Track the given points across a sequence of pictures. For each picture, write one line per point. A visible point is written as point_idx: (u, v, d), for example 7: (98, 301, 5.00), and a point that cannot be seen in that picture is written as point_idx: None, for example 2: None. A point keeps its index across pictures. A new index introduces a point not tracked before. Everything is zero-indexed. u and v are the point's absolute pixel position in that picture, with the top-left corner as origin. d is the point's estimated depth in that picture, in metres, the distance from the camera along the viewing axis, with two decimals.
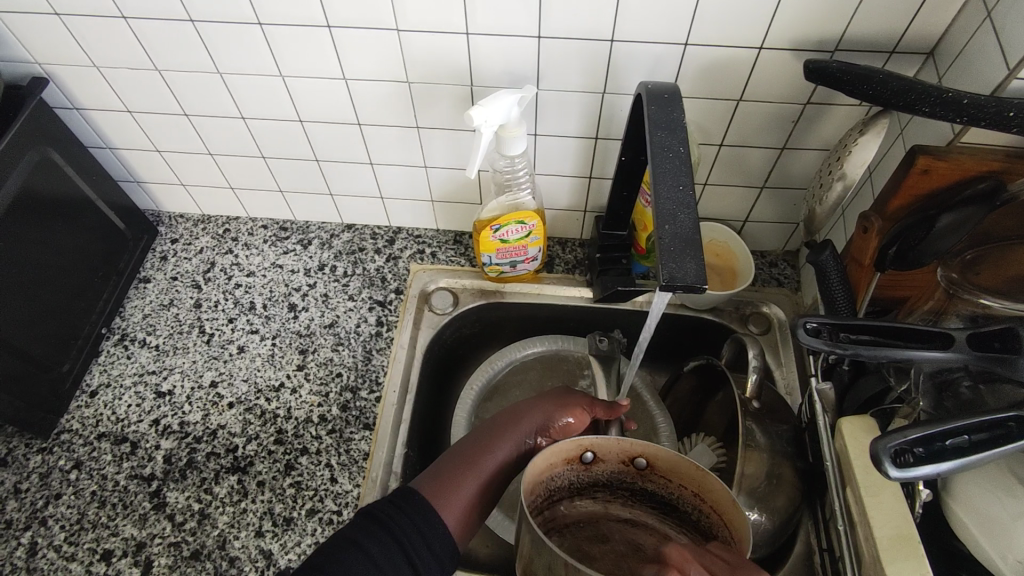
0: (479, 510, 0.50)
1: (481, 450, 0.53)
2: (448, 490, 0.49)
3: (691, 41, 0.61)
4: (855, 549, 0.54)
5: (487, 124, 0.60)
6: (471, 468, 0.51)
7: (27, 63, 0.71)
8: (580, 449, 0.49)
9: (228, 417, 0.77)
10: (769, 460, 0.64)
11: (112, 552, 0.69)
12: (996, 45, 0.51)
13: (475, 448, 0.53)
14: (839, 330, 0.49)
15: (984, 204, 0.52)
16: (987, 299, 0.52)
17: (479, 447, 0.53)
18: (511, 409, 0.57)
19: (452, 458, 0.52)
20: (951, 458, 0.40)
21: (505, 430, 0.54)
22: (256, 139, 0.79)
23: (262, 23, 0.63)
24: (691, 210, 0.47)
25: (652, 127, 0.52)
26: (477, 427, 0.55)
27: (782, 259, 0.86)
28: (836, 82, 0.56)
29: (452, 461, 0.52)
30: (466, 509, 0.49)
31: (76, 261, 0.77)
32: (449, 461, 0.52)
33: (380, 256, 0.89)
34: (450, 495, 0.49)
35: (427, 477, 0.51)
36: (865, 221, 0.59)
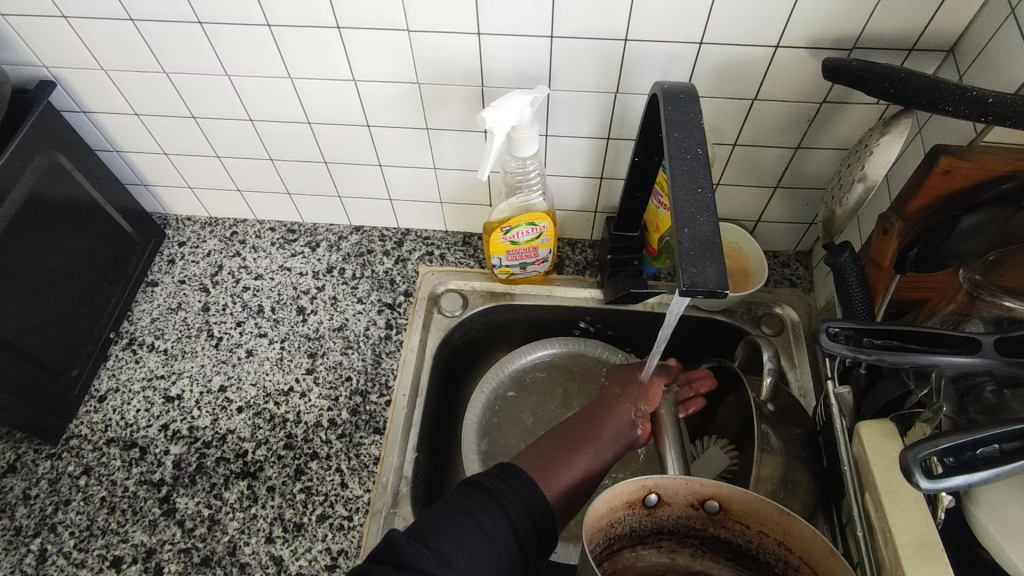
0: (581, 488, 0.54)
1: (581, 437, 0.58)
2: (554, 465, 0.54)
3: (706, 40, 0.60)
4: (875, 556, 0.53)
5: (500, 126, 0.59)
6: (575, 450, 0.56)
7: (34, 66, 0.70)
8: (644, 491, 0.51)
9: (238, 422, 0.77)
10: (785, 464, 0.64)
11: (122, 558, 0.68)
12: (1020, 42, 0.50)
13: (576, 434, 0.58)
14: (863, 335, 0.48)
15: (1011, 204, 0.50)
16: (1012, 300, 0.51)
17: (579, 436, 0.58)
18: (600, 405, 0.62)
19: (552, 442, 0.57)
20: (983, 468, 0.39)
21: (598, 422, 0.60)
22: (264, 141, 0.78)
23: (271, 25, 0.63)
24: (711, 212, 0.46)
25: (668, 128, 0.51)
26: (564, 421, 0.60)
27: (795, 260, 0.85)
28: (856, 81, 0.55)
29: (554, 443, 0.57)
30: (570, 486, 0.54)
31: (84, 266, 0.77)
32: (550, 445, 0.57)
33: (388, 258, 0.88)
34: (556, 470, 0.54)
35: (529, 456, 0.55)
36: (886, 223, 0.58)
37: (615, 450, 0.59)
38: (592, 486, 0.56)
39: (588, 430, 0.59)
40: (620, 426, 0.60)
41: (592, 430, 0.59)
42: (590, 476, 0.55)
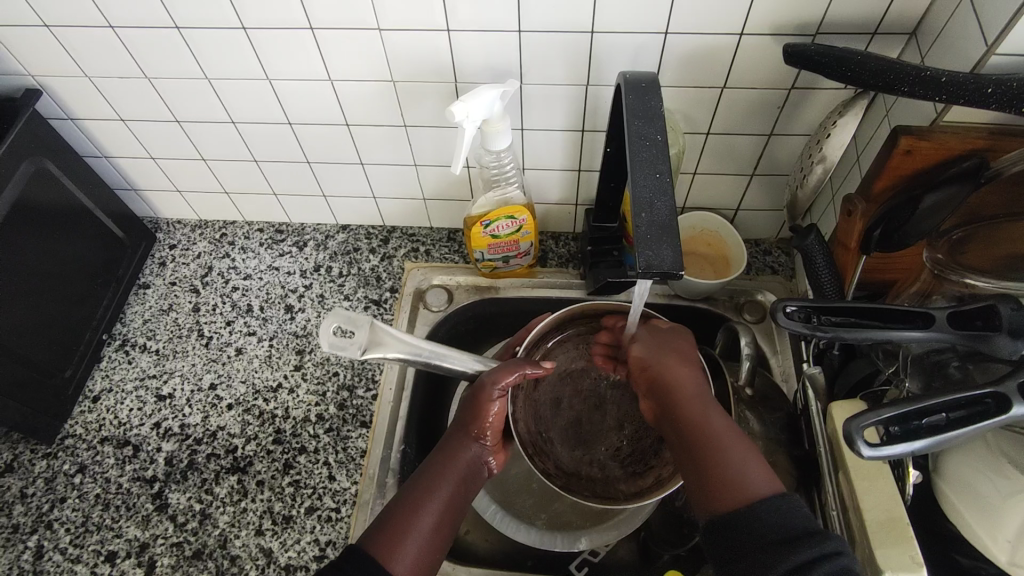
0: (430, 551, 0.52)
1: (423, 492, 0.55)
2: (395, 542, 0.51)
3: (671, 30, 0.61)
4: (847, 534, 0.54)
5: (469, 119, 0.60)
6: (415, 514, 0.53)
7: (21, 75, 0.72)
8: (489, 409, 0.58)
9: (228, 419, 0.78)
10: (764, 447, 0.65)
11: (117, 553, 0.70)
12: (974, 22, 0.51)
13: (414, 492, 0.55)
14: (821, 313, 0.49)
15: (968, 182, 0.52)
16: (973, 279, 0.51)
17: (418, 490, 0.55)
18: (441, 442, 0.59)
19: (395, 507, 0.54)
20: (923, 437, 0.40)
21: (439, 464, 0.57)
22: (247, 142, 0.80)
23: (245, 28, 0.64)
24: (669, 197, 0.47)
25: (629, 116, 0.52)
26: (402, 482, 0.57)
27: (776, 247, 0.86)
28: (816, 65, 0.56)
29: (394, 510, 0.54)
30: (417, 554, 0.51)
31: (76, 269, 0.79)
32: (391, 512, 0.53)
33: (374, 256, 0.90)
34: (397, 548, 0.51)
35: (371, 532, 0.52)
36: (850, 205, 0.60)
37: (457, 497, 0.56)
38: (443, 538, 0.54)
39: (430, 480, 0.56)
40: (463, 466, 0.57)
41: (438, 477, 0.56)
42: (438, 532, 0.53)
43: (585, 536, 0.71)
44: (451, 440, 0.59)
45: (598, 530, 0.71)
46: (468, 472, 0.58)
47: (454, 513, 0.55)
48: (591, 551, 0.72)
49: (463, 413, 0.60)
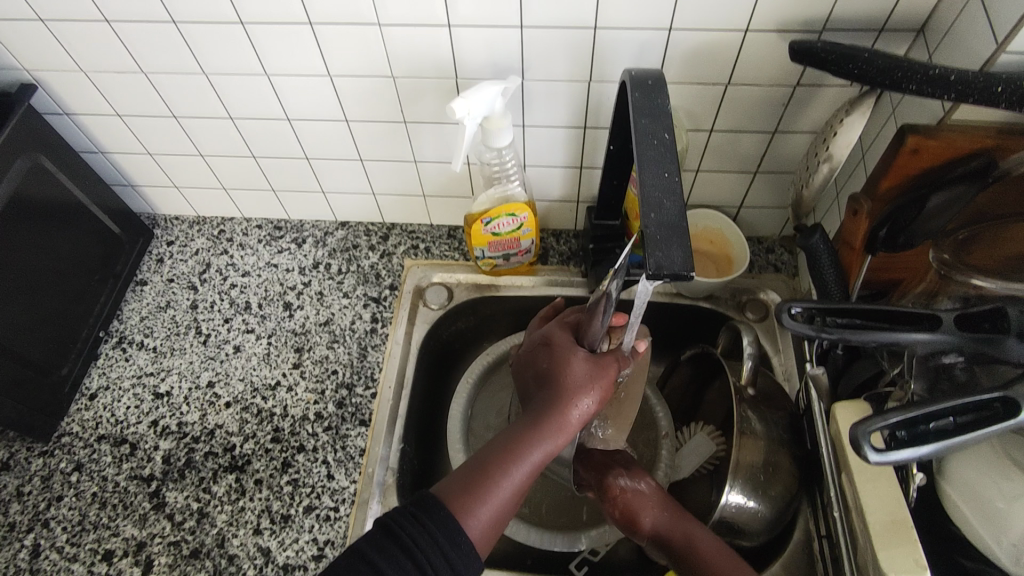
0: (506, 517, 0.47)
1: (516, 455, 0.48)
2: (476, 505, 0.46)
3: (675, 26, 0.60)
4: (850, 536, 0.53)
5: (471, 116, 0.60)
6: (502, 477, 0.47)
7: (16, 69, 0.71)
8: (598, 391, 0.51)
9: (226, 417, 0.77)
10: (766, 448, 0.63)
11: (113, 552, 0.69)
12: (985, 19, 0.50)
13: (511, 448, 0.48)
14: (827, 315, 0.48)
15: (975, 182, 0.51)
16: (980, 279, 0.51)
17: (514, 448, 0.48)
18: (552, 392, 0.51)
19: (481, 462, 0.48)
20: (931, 441, 0.40)
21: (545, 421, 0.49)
22: (245, 138, 0.79)
23: (244, 23, 0.63)
24: (675, 196, 0.46)
25: (635, 114, 0.51)
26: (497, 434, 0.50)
27: (779, 245, 0.85)
28: (823, 62, 0.55)
29: (483, 464, 0.48)
30: (490, 525, 0.46)
31: (72, 265, 0.78)
32: (477, 464, 0.48)
33: (374, 253, 0.89)
34: (474, 506, 0.46)
35: (453, 484, 0.47)
36: (856, 203, 0.60)
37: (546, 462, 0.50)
38: (516, 503, 0.49)
39: (526, 439, 0.49)
40: (572, 430, 0.50)
41: (542, 438, 0.49)
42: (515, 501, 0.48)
43: (585, 535, 0.71)
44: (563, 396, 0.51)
45: (599, 530, 0.71)
46: (572, 435, 0.51)
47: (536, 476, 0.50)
48: (591, 550, 0.72)
49: (577, 374, 0.51)
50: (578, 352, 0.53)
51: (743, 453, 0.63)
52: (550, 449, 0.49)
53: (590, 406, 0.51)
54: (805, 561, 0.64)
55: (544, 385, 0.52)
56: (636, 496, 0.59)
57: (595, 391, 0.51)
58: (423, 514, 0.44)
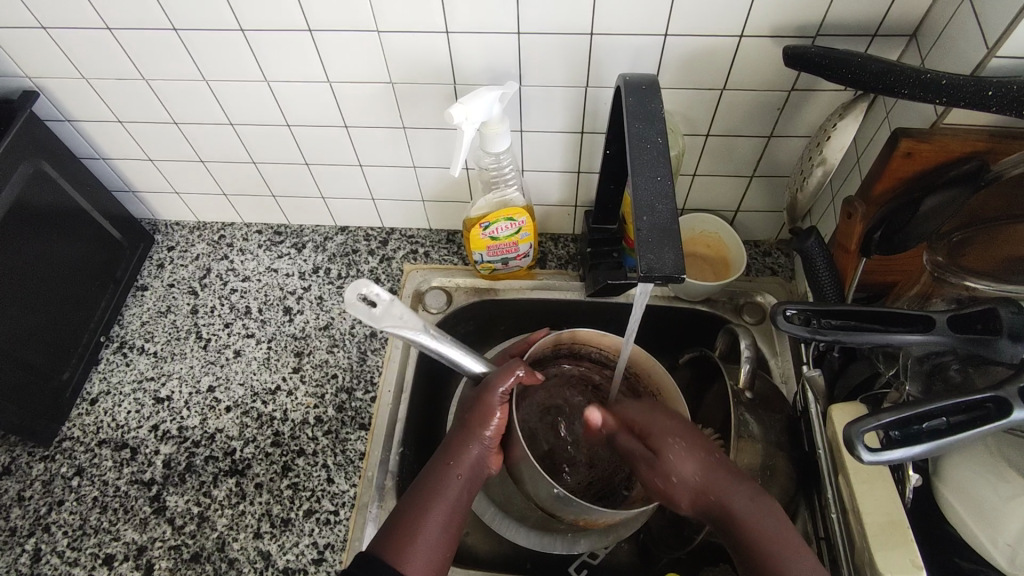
0: (441, 549, 0.52)
1: (426, 498, 0.53)
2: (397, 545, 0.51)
3: (670, 32, 0.61)
4: (847, 536, 0.54)
5: (468, 121, 0.60)
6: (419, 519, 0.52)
7: (18, 77, 0.72)
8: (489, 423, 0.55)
9: (226, 421, 0.78)
10: (762, 451, 0.64)
11: (114, 556, 0.70)
12: (975, 24, 0.51)
13: (421, 496, 0.53)
14: (821, 317, 0.49)
15: (968, 184, 0.52)
16: (973, 281, 0.52)
17: (423, 494, 0.53)
18: (452, 436, 0.57)
19: (405, 506, 0.53)
20: (923, 441, 0.41)
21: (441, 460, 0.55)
22: (245, 144, 0.79)
23: (244, 30, 0.64)
24: (670, 200, 0.47)
25: (630, 119, 0.51)
26: (414, 482, 0.55)
27: (776, 248, 0.86)
28: (817, 67, 0.55)
29: (399, 514, 0.53)
30: (425, 564, 0.51)
31: (73, 271, 0.78)
32: (396, 516, 0.53)
33: (373, 257, 0.89)
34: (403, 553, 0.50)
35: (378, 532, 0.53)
36: (850, 207, 0.60)
37: (466, 489, 0.55)
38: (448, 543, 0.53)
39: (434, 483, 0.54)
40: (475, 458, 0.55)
41: (443, 477, 0.54)
42: (444, 536, 0.52)
43: (585, 538, 0.70)
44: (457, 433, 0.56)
45: (598, 533, 0.69)
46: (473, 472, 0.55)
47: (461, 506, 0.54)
48: (591, 553, 0.73)
49: (465, 411, 0.57)
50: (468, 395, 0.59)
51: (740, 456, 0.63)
52: (457, 482, 0.54)
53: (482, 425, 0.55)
54: None
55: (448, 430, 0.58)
56: (684, 457, 0.49)
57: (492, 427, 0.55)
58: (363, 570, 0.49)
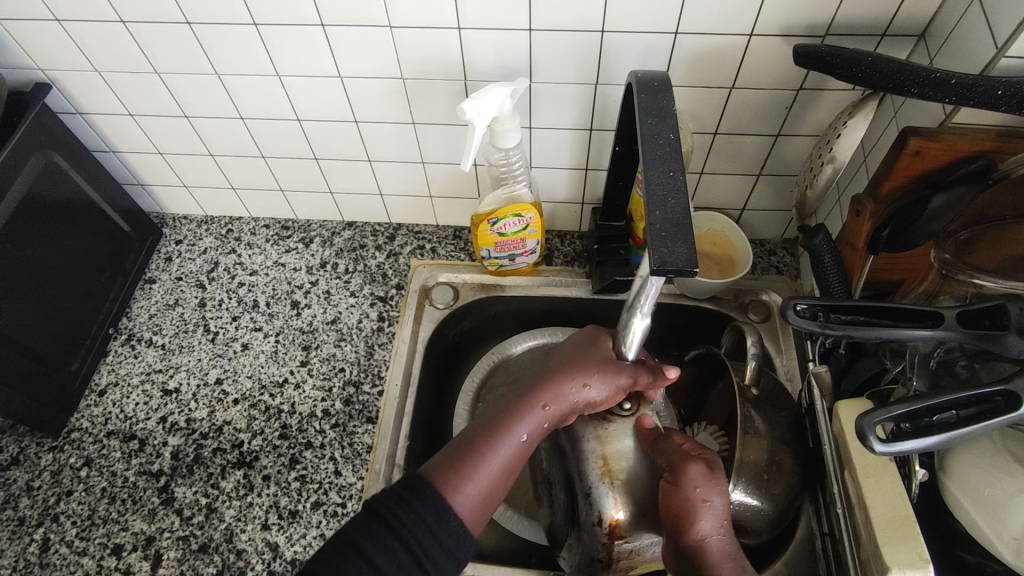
0: (495, 495, 0.50)
1: (503, 430, 0.51)
2: (461, 479, 0.49)
3: (681, 30, 0.61)
4: (853, 531, 0.54)
5: (479, 117, 0.61)
6: (490, 452, 0.50)
7: (31, 69, 0.73)
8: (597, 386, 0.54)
9: (234, 414, 0.78)
10: (769, 447, 0.64)
11: (122, 546, 0.70)
12: (984, 24, 0.51)
13: (496, 429, 0.51)
14: (829, 311, 0.49)
15: (976, 183, 0.52)
16: (981, 278, 0.51)
17: (499, 427, 0.52)
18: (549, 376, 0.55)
19: (476, 435, 0.51)
20: (935, 433, 0.41)
21: (527, 408, 0.52)
22: (255, 138, 0.80)
23: (257, 24, 0.64)
24: (682, 195, 0.47)
25: (642, 115, 0.52)
26: (495, 411, 0.53)
27: (781, 247, 0.86)
28: (827, 66, 0.56)
29: (467, 442, 0.51)
30: (479, 503, 0.49)
31: (83, 262, 0.79)
32: (464, 445, 0.51)
33: (381, 252, 0.90)
34: (461, 485, 0.48)
35: (435, 463, 0.50)
36: (859, 205, 0.61)
37: (541, 436, 0.53)
38: (506, 487, 0.51)
39: (516, 418, 0.52)
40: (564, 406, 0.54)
41: (528, 416, 0.52)
42: (506, 478, 0.51)
43: None
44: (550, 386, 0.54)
45: None
46: (558, 416, 0.54)
47: (526, 457, 0.53)
48: None
49: (571, 360, 0.55)
50: (576, 347, 0.57)
51: (746, 452, 0.64)
52: (542, 428, 0.53)
53: (581, 390, 0.54)
54: (807, 560, 0.64)
55: (543, 371, 0.56)
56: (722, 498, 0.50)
57: (600, 388, 0.54)
58: (412, 494, 0.47)
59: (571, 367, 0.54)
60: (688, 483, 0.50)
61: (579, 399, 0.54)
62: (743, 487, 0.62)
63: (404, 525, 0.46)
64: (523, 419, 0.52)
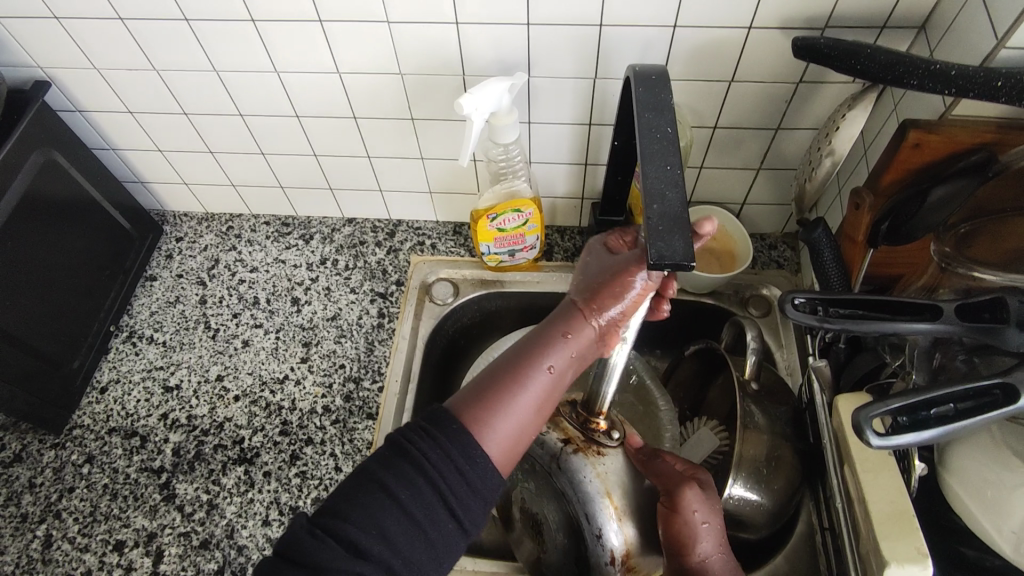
0: (525, 432, 0.45)
1: (529, 362, 0.46)
2: (488, 418, 0.44)
3: (679, 23, 0.61)
4: (852, 525, 0.54)
5: (478, 112, 0.61)
6: (517, 383, 0.46)
7: (30, 67, 0.73)
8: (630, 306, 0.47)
9: (234, 410, 0.78)
10: (768, 442, 0.64)
11: (124, 542, 0.70)
12: (984, 15, 0.51)
13: (523, 360, 0.46)
14: (828, 305, 0.49)
15: (976, 176, 0.52)
16: (981, 271, 0.51)
17: (525, 358, 0.46)
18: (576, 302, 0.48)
19: (501, 368, 0.47)
20: (932, 426, 0.41)
21: (554, 337, 0.47)
22: (254, 135, 0.80)
23: (254, 20, 0.64)
24: (680, 188, 0.47)
25: (640, 108, 0.52)
26: (521, 343, 0.48)
27: (782, 242, 0.86)
28: (826, 58, 0.56)
29: (493, 377, 0.46)
30: (508, 440, 0.44)
31: (84, 260, 0.79)
32: (489, 378, 0.46)
33: (380, 249, 0.90)
34: (488, 422, 0.44)
35: (459, 402, 0.45)
36: (858, 197, 0.61)
37: (573, 368, 0.48)
38: (538, 423, 0.47)
39: (544, 346, 0.47)
40: (594, 331, 0.48)
41: (555, 345, 0.47)
42: (536, 413, 0.46)
43: None
44: (575, 317, 0.48)
45: None
46: (590, 345, 0.48)
47: (560, 390, 0.48)
48: None
49: (599, 280, 0.48)
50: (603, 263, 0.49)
51: (745, 447, 0.64)
52: (572, 357, 0.47)
53: (609, 314, 0.47)
54: (808, 554, 0.64)
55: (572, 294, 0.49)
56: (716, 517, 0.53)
57: (627, 308, 0.47)
58: (437, 430, 0.43)
59: (597, 287, 0.48)
60: (688, 504, 0.52)
61: (610, 325, 0.48)
62: (742, 482, 0.62)
63: (427, 458, 0.42)
64: (551, 348, 0.46)
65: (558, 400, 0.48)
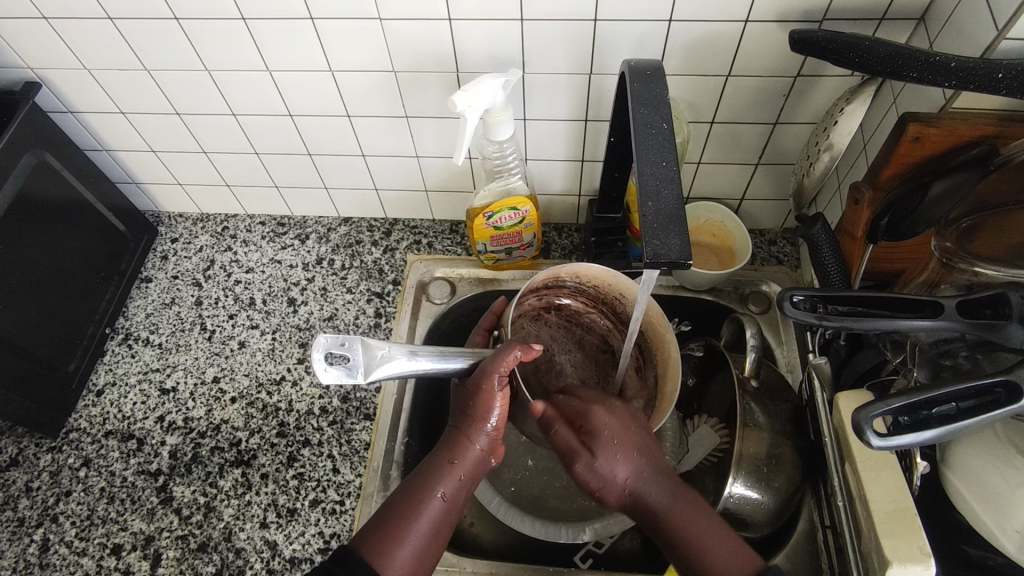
0: (426, 553, 0.51)
1: (417, 497, 0.52)
2: (387, 549, 0.50)
3: (675, 17, 0.60)
4: (853, 524, 0.53)
5: (472, 109, 0.60)
6: (409, 526, 0.51)
7: (20, 68, 0.72)
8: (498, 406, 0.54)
9: (231, 412, 0.78)
10: (769, 440, 0.63)
11: (122, 546, 0.70)
12: (985, 6, 0.50)
13: (411, 499, 0.52)
14: (828, 303, 0.49)
15: (977, 168, 0.51)
16: (983, 266, 0.51)
17: (413, 492, 0.53)
18: (455, 425, 0.56)
19: (393, 505, 0.52)
20: (933, 426, 0.40)
21: (437, 466, 0.53)
22: (248, 134, 0.79)
23: (245, 18, 0.63)
24: (675, 185, 0.46)
25: (635, 104, 0.51)
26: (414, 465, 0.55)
27: (781, 237, 0.85)
28: (823, 52, 0.55)
29: (388, 511, 0.52)
30: (410, 564, 0.50)
31: (78, 262, 0.78)
32: (385, 512, 0.52)
33: (377, 248, 0.89)
34: (389, 555, 0.50)
35: (361, 538, 0.51)
36: (858, 193, 0.59)
37: (459, 484, 0.53)
38: (440, 542, 0.53)
39: (427, 490, 0.53)
40: (473, 462, 0.54)
41: (438, 476, 0.53)
42: (433, 537, 0.52)
43: (590, 527, 0.69)
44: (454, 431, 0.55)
45: (603, 521, 0.70)
46: (472, 466, 0.54)
47: (452, 514, 0.54)
48: (596, 543, 0.73)
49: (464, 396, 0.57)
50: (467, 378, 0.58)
51: (745, 445, 0.63)
52: (457, 471, 0.53)
53: (486, 428, 0.55)
54: (809, 553, 0.64)
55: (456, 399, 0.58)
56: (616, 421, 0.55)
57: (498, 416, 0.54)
58: (336, 565, 0.49)
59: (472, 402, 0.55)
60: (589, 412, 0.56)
61: (487, 439, 0.55)
62: (742, 481, 0.62)
63: None
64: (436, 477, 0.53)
65: (453, 526, 0.54)
